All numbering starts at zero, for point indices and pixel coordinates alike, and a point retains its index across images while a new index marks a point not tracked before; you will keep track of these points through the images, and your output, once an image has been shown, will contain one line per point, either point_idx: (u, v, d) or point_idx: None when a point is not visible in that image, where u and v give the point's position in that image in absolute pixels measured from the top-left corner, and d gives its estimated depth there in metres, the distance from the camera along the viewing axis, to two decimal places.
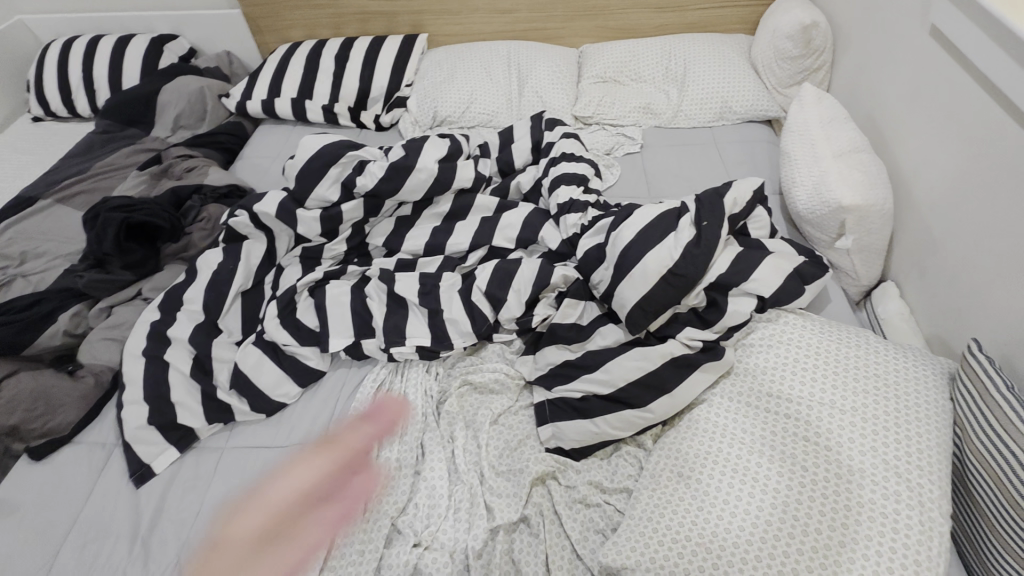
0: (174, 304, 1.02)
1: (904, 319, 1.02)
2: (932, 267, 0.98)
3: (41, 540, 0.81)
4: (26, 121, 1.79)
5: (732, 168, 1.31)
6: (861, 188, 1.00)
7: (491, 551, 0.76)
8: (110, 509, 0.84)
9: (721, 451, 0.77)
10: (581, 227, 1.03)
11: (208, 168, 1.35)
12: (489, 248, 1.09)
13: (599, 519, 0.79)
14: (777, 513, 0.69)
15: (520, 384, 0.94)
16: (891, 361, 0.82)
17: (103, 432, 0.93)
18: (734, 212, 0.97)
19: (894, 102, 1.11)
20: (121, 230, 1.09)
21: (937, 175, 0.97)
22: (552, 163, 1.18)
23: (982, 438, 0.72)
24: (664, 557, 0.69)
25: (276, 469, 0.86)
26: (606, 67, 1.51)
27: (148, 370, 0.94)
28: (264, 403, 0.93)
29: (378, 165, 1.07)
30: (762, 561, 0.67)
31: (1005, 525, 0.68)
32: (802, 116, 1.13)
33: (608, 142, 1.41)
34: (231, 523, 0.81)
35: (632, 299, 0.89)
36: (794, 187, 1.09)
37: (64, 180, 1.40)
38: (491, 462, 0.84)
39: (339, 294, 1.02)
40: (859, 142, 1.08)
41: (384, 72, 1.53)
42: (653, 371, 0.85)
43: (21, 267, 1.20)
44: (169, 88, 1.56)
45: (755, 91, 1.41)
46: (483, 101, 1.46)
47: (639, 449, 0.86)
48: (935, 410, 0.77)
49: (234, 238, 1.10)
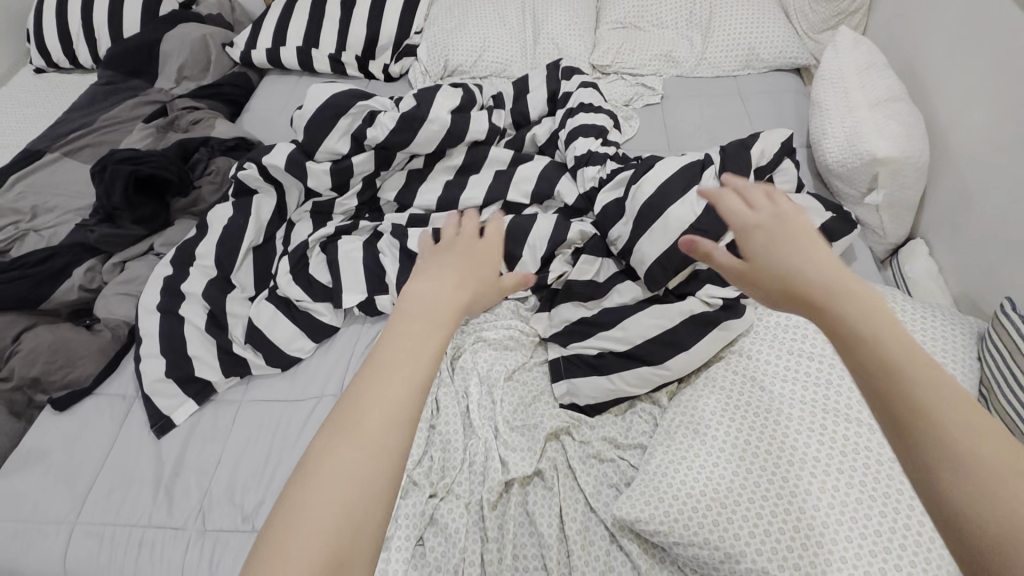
0: (186, 259, 1.01)
1: (931, 278, 0.98)
2: (967, 223, 0.93)
3: (69, 486, 0.85)
4: (29, 71, 1.74)
5: (756, 120, 1.25)
6: (896, 139, 0.94)
7: (505, 503, 0.78)
8: (132, 459, 0.87)
9: (737, 408, 0.76)
10: (599, 180, 1.00)
11: (215, 121, 1.31)
12: (503, 204, 1.05)
13: (613, 473, 0.79)
14: (794, 470, 0.69)
15: (534, 341, 0.93)
16: (919, 321, 0.80)
17: (122, 384, 0.95)
18: (759, 166, 0.93)
19: (937, 46, 1.03)
20: (130, 184, 1.07)
21: (978, 124, 0.91)
22: (569, 114, 1.13)
23: (1007, 399, 0.71)
24: (679, 511, 0.69)
25: (294, 421, 0.88)
26: (626, 13, 1.42)
27: (163, 325, 0.95)
28: (279, 357, 0.94)
29: (389, 116, 1.03)
30: (777, 516, 0.67)
31: None
32: (836, 62, 1.07)
33: (627, 93, 1.35)
34: (251, 472, 0.84)
35: (651, 254, 0.86)
36: (823, 139, 1.03)
37: (69, 133, 1.38)
38: (505, 418, 0.84)
39: (352, 250, 1.01)
40: (897, 90, 1.02)
41: (393, 19, 1.47)
42: (670, 330, 0.83)
43: (32, 221, 1.20)
44: (171, 36, 1.52)
45: (784, 37, 1.33)
46: (497, 48, 1.40)
47: (654, 407, 0.85)
48: (959, 368, 0.76)
49: (243, 191, 1.07)
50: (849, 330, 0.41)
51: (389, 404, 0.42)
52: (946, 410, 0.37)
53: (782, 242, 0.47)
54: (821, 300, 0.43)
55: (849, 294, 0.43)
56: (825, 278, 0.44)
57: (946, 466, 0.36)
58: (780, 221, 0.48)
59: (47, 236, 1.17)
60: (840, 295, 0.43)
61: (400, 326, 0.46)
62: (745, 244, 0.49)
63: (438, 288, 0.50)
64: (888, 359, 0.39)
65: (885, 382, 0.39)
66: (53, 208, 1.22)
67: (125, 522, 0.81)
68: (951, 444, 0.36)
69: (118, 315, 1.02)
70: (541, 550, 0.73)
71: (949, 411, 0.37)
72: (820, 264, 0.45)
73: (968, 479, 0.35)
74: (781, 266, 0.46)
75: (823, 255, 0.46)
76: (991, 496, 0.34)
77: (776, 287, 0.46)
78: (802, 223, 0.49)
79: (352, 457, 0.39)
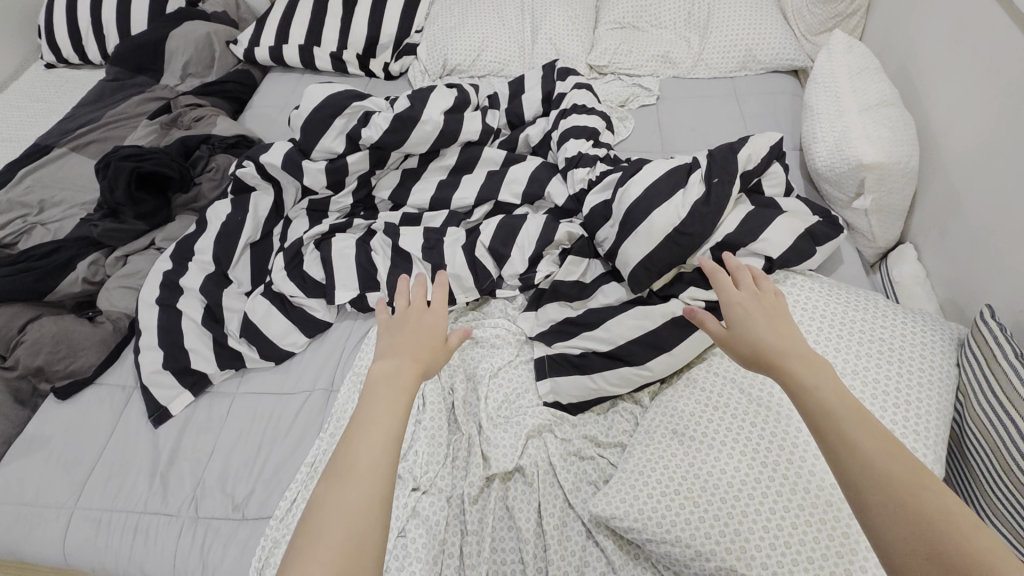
0: (185, 254, 1.04)
1: (918, 284, 0.98)
2: (954, 230, 0.94)
3: (69, 472, 0.88)
4: (40, 67, 1.77)
5: (751, 122, 1.25)
6: (884, 144, 0.95)
7: (486, 497, 0.80)
8: (129, 448, 0.90)
9: (715, 409, 0.78)
10: (589, 182, 1.01)
11: (216, 118, 1.33)
12: (495, 204, 1.08)
13: (592, 471, 0.80)
14: (766, 471, 0.71)
15: (520, 339, 0.95)
16: (899, 327, 0.81)
17: (122, 375, 0.98)
18: (746, 170, 0.93)
19: (932, 52, 1.03)
20: (132, 181, 1.10)
21: (966, 132, 0.92)
22: (563, 115, 1.14)
23: (982, 406, 0.72)
24: (653, 509, 0.70)
25: (285, 413, 0.91)
26: (625, 12, 1.43)
27: (161, 318, 0.98)
28: (273, 351, 0.97)
29: (383, 116, 1.04)
30: (748, 516, 0.68)
31: (996, 488, 0.70)
32: (829, 66, 1.07)
33: (622, 94, 1.35)
34: (244, 462, 0.87)
35: (635, 257, 0.87)
36: (813, 142, 1.04)
37: (76, 129, 1.41)
38: (489, 414, 0.86)
39: (345, 247, 1.03)
40: (889, 95, 1.02)
41: (393, 18, 1.49)
42: (653, 331, 0.85)
43: (39, 215, 1.24)
44: (176, 33, 1.55)
45: (782, 39, 1.33)
46: (495, 47, 1.41)
47: (636, 406, 0.87)
48: (938, 374, 0.76)
49: (242, 189, 1.10)
50: (806, 387, 0.52)
51: (375, 453, 0.51)
52: (875, 451, 0.47)
53: (756, 318, 0.60)
54: (783, 364, 0.55)
55: (808, 363, 0.54)
56: (790, 349, 0.56)
57: (867, 486, 0.45)
58: (760, 305, 0.62)
59: (53, 230, 1.21)
60: (799, 362, 0.55)
61: (373, 392, 0.56)
62: (731, 317, 0.61)
63: (400, 352, 0.61)
64: (833, 411, 0.50)
65: (830, 427, 0.49)
66: (59, 203, 1.25)
67: (122, 508, 0.84)
68: (877, 476, 0.45)
69: (119, 308, 1.05)
70: (519, 544, 0.76)
71: (877, 453, 0.46)
72: (785, 337, 0.57)
73: (885, 498, 0.44)
74: (753, 333, 0.58)
75: (790, 331, 0.58)
76: (903, 510, 0.43)
77: (749, 350, 0.58)
78: (777, 305, 0.62)
79: (348, 500, 0.48)
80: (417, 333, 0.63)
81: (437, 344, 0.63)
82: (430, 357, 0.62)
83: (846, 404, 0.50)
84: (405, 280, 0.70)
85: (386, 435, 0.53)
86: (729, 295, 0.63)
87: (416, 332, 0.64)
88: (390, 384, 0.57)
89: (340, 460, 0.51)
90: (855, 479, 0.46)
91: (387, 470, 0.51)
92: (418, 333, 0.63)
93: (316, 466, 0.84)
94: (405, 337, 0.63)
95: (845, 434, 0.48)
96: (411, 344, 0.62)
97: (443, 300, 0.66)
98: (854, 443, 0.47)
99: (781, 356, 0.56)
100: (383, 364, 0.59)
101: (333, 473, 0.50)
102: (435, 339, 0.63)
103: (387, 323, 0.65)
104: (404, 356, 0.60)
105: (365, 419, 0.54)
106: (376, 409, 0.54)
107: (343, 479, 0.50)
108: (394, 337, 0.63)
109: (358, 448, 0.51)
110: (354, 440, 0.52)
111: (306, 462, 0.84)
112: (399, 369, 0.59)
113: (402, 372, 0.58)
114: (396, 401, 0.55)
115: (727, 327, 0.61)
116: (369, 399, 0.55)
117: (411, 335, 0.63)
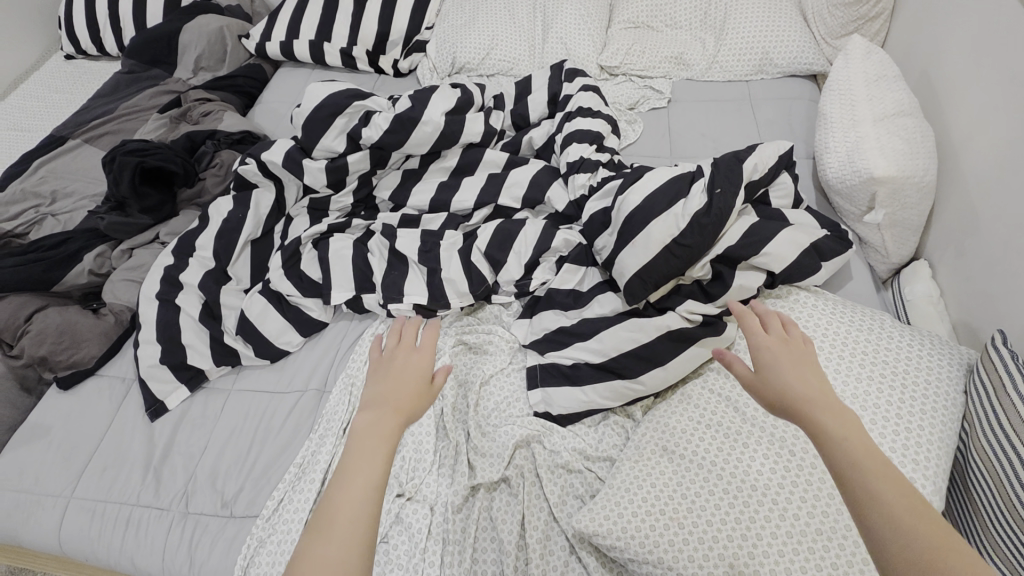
0: (186, 250, 1.05)
1: (931, 302, 0.94)
2: (971, 249, 0.90)
3: (68, 462, 0.90)
4: (60, 58, 1.80)
5: (764, 128, 1.22)
6: (898, 157, 0.91)
7: (470, 506, 0.79)
8: (126, 440, 0.91)
9: (707, 427, 0.76)
10: (589, 188, 0.99)
11: (224, 113, 1.34)
12: (494, 208, 1.06)
13: (579, 484, 0.79)
14: (758, 497, 0.68)
15: (514, 346, 0.94)
16: (904, 348, 0.78)
17: (122, 367, 1.00)
18: (753, 180, 0.89)
19: (956, 61, 0.99)
20: (137, 174, 1.12)
21: (986, 149, 0.88)
22: (567, 118, 1.12)
23: (988, 438, 0.69)
24: (637, 528, 0.69)
25: (278, 411, 0.92)
26: (639, 12, 1.39)
27: (160, 313, 0.99)
28: (268, 350, 0.98)
29: (384, 116, 1.04)
30: (733, 539, 0.66)
31: (998, 525, 0.67)
32: (844, 74, 1.04)
33: (632, 96, 1.33)
34: (234, 460, 0.87)
35: (632, 267, 0.85)
36: (825, 153, 1.00)
37: (91, 121, 1.43)
38: (478, 422, 0.85)
39: (342, 247, 1.03)
40: (906, 104, 0.97)
41: (403, 15, 1.47)
42: (646, 344, 0.83)
43: (51, 206, 1.26)
44: (190, 27, 1.56)
45: (800, 41, 1.28)
46: (504, 46, 1.39)
47: (628, 420, 0.86)
48: (944, 401, 0.73)
49: (244, 185, 1.10)
50: (835, 443, 0.49)
51: (356, 503, 0.50)
52: (904, 512, 0.44)
53: (779, 362, 0.57)
54: (809, 415, 0.52)
55: (834, 416, 0.51)
56: (815, 397, 0.53)
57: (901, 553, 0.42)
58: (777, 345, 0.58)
59: (63, 221, 1.22)
60: (824, 411, 0.51)
61: (358, 435, 0.56)
62: (758, 359, 0.58)
63: (386, 392, 0.61)
64: (861, 468, 0.47)
65: (861, 488, 0.46)
66: (70, 195, 1.27)
67: (116, 499, 0.86)
68: (906, 539, 0.42)
69: (120, 302, 1.06)
70: (500, 556, 0.75)
71: (909, 516, 0.43)
72: (810, 385, 0.54)
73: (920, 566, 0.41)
74: (778, 379, 0.55)
75: (813, 377, 0.55)
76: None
77: (773, 398, 0.54)
78: (803, 350, 0.58)
79: (331, 551, 0.47)
80: (403, 372, 0.64)
81: (424, 384, 0.63)
82: (417, 397, 0.62)
83: (872, 458, 0.47)
84: (403, 322, 0.72)
85: (371, 480, 0.52)
86: (753, 340, 0.59)
87: (400, 371, 0.64)
88: (373, 434, 0.56)
89: (322, 512, 0.50)
90: (884, 541, 0.43)
91: (369, 517, 0.50)
92: (405, 371, 0.64)
93: (304, 467, 0.84)
94: (390, 376, 0.63)
95: (872, 489, 0.45)
96: (396, 382, 0.62)
97: (433, 342, 0.67)
98: (882, 499, 0.44)
99: (806, 401, 0.53)
100: (368, 404, 0.60)
101: (315, 525, 0.49)
102: (423, 382, 0.63)
103: (378, 362, 0.66)
104: (387, 405, 0.60)
105: (349, 460, 0.54)
106: (363, 454, 0.54)
107: (324, 531, 0.49)
108: (382, 384, 0.63)
109: (342, 493, 0.51)
110: (338, 491, 0.51)
111: (296, 462, 0.85)
112: (384, 415, 0.58)
113: (382, 422, 0.57)
114: (373, 450, 0.55)
115: (753, 370, 0.57)
116: (353, 448, 0.55)
117: (395, 375, 0.63)
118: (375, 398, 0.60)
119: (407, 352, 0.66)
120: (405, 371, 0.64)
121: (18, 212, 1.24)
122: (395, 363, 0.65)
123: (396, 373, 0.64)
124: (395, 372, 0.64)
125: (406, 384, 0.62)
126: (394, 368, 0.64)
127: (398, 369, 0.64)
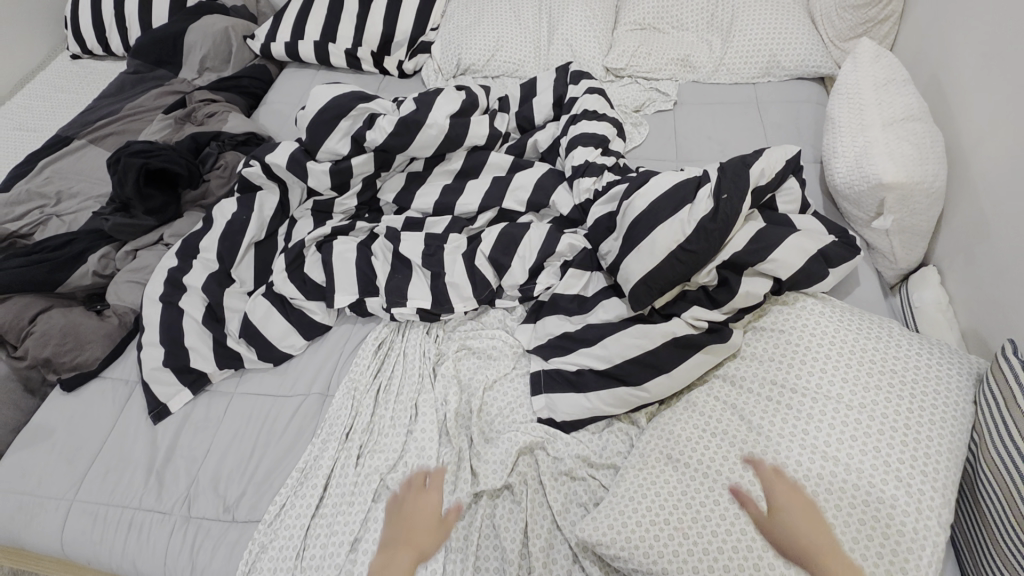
0: (190, 252, 1.05)
1: (940, 310, 0.93)
2: (980, 255, 0.89)
3: (71, 464, 0.90)
4: (66, 58, 1.80)
5: (771, 132, 1.20)
6: (907, 162, 0.90)
7: (473, 514, 0.79)
8: (129, 442, 0.91)
9: (712, 435, 0.75)
10: (595, 192, 0.98)
11: (228, 114, 1.34)
12: (499, 211, 1.06)
13: (583, 492, 0.78)
14: (764, 508, 0.67)
15: (517, 351, 0.93)
16: (913, 357, 0.77)
17: (125, 369, 1.00)
18: (760, 185, 0.88)
19: (966, 65, 0.97)
20: (141, 176, 1.11)
21: (996, 154, 0.87)
22: (573, 121, 1.11)
23: (998, 449, 0.68)
24: (641, 537, 0.69)
25: (280, 415, 0.92)
26: (645, 13, 1.38)
27: (164, 315, 0.99)
28: (271, 353, 0.97)
29: (388, 119, 1.03)
30: (739, 551, 0.66)
31: (1007, 538, 0.66)
32: (853, 78, 1.03)
33: (638, 98, 1.32)
34: (237, 464, 0.87)
35: (637, 273, 0.84)
36: (833, 158, 0.99)
37: (96, 121, 1.44)
38: (481, 428, 0.85)
39: (346, 250, 1.02)
40: (916, 109, 0.96)
41: (408, 16, 1.47)
42: (652, 351, 0.82)
43: (56, 206, 1.26)
44: (195, 28, 1.56)
45: (808, 44, 1.27)
46: (509, 48, 1.38)
47: (632, 427, 0.84)
48: (953, 412, 0.72)
49: (248, 188, 1.10)
50: None
51: None
52: None
53: (795, 513, 0.65)
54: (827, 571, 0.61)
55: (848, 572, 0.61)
56: (832, 555, 0.62)
57: None
58: (795, 498, 0.67)
59: (68, 221, 1.23)
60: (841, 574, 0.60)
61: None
62: (773, 501, 0.67)
63: (398, 540, 0.69)
64: None
65: None
66: (74, 195, 1.28)
67: (118, 503, 0.86)
68: None
69: (124, 304, 1.06)
70: (503, 563, 0.75)
71: None
72: (826, 539, 0.63)
73: None
74: (796, 530, 0.64)
75: (827, 531, 0.64)
76: None
77: (796, 551, 0.63)
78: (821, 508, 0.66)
79: None
80: (412, 522, 0.71)
81: (432, 532, 0.70)
82: (425, 546, 0.69)
83: None
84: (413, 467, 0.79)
85: None
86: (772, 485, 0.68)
87: (409, 521, 0.71)
88: None
89: None
90: None
91: None
92: (413, 522, 0.71)
93: (307, 471, 0.84)
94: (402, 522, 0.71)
95: None
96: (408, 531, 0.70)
97: (439, 486, 0.74)
98: None
99: (824, 558, 0.62)
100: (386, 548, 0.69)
101: None
102: (429, 534, 0.70)
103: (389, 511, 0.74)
104: (400, 557, 0.67)
105: None
106: None
107: None
108: (395, 534, 0.70)
109: None
110: None
111: (299, 466, 0.85)
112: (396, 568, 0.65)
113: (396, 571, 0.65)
114: None
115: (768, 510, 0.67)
116: None
117: (406, 521, 0.71)
118: (391, 543, 0.69)
119: (418, 493, 0.74)
120: (415, 520, 0.71)
121: (23, 212, 1.24)
122: (407, 509, 0.73)
123: (411, 519, 0.71)
124: (408, 520, 0.71)
125: (415, 538, 0.69)
126: (405, 512, 0.73)
127: (410, 515, 0.72)
